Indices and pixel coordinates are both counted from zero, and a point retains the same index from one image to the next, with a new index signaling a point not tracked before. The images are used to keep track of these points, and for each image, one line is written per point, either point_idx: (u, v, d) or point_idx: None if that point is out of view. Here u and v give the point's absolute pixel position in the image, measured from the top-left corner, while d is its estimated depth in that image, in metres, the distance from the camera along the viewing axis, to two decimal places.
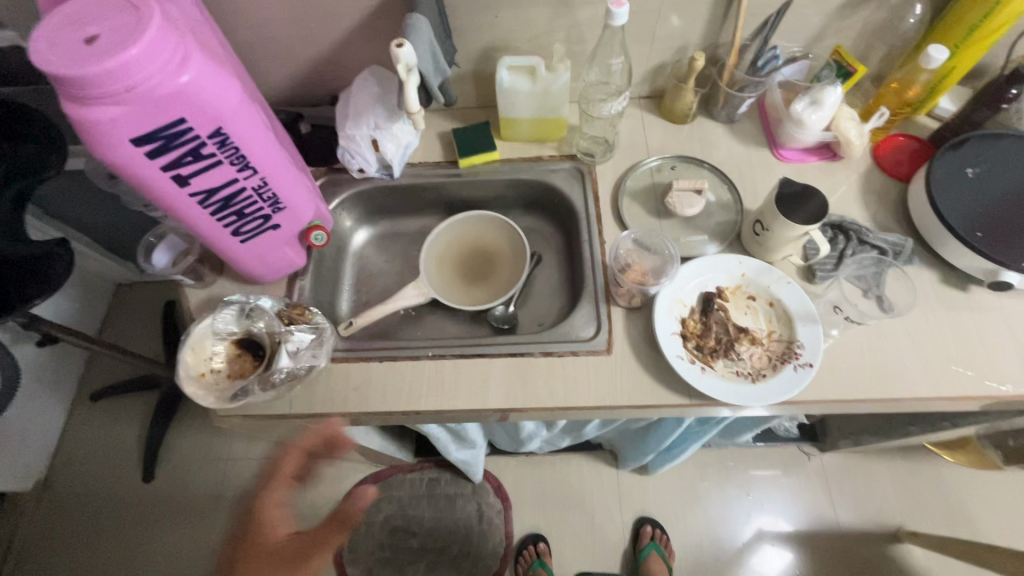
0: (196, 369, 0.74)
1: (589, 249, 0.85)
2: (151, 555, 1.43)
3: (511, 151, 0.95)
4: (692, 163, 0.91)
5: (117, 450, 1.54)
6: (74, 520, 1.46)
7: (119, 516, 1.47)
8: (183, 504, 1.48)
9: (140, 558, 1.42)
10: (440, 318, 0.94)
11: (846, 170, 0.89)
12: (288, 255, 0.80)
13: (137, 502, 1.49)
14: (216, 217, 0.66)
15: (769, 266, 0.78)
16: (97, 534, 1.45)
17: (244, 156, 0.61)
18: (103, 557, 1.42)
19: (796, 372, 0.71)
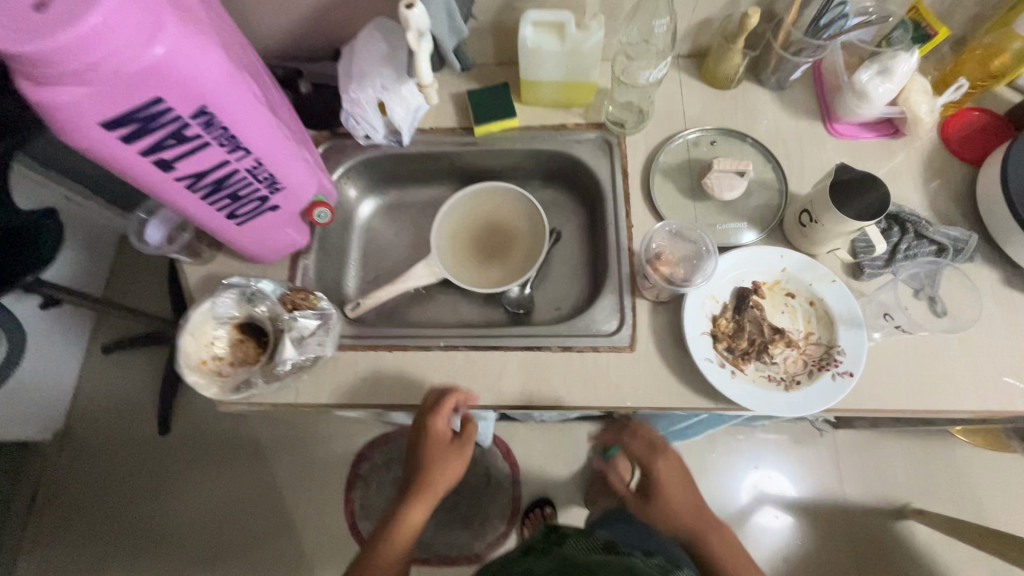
0: (197, 356, 0.71)
1: (615, 234, 0.78)
2: (171, 503, 1.48)
3: (532, 118, 0.86)
4: (734, 137, 0.82)
5: (132, 403, 1.56)
6: (97, 466, 1.51)
7: (137, 465, 1.51)
8: (199, 455, 1.52)
9: (161, 505, 1.48)
10: (452, 298, 0.89)
11: (908, 150, 0.79)
12: (289, 235, 0.74)
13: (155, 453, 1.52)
14: (208, 200, 0.59)
15: (813, 263, 0.71)
16: (118, 481, 1.50)
17: (234, 136, 0.54)
18: (127, 503, 1.48)
19: (834, 382, 0.66)
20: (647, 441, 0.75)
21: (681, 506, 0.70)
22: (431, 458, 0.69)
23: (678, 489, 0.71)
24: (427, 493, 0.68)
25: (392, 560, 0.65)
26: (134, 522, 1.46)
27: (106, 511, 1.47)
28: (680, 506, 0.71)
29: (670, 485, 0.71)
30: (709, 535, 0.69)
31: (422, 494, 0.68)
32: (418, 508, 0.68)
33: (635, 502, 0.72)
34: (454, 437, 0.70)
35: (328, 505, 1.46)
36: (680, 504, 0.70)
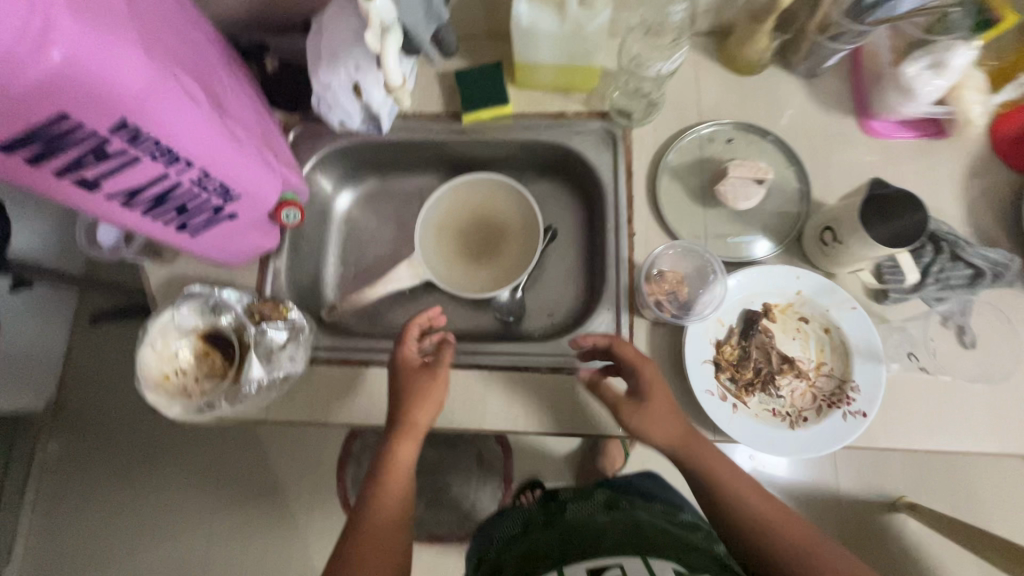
0: (158, 372, 0.66)
1: (614, 241, 0.71)
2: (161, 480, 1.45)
3: (527, 104, 0.77)
4: (754, 133, 0.72)
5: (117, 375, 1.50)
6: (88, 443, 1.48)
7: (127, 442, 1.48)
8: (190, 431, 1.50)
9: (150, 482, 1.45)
10: (438, 300, 0.84)
11: (950, 153, 0.70)
12: (254, 239, 0.67)
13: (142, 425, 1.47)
14: (150, 214, 0.52)
15: (833, 286, 0.64)
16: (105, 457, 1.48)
17: (170, 148, 0.46)
18: (118, 476, 1.46)
19: (845, 422, 0.60)
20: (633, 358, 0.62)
21: (669, 415, 0.60)
22: (404, 380, 0.62)
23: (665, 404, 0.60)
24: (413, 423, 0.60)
25: (392, 501, 0.57)
26: (126, 495, 1.44)
27: (98, 486, 1.45)
28: (667, 417, 0.60)
29: (658, 394, 0.60)
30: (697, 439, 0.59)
31: (409, 425, 0.60)
32: (406, 443, 0.59)
33: (629, 409, 0.59)
34: (426, 362, 0.64)
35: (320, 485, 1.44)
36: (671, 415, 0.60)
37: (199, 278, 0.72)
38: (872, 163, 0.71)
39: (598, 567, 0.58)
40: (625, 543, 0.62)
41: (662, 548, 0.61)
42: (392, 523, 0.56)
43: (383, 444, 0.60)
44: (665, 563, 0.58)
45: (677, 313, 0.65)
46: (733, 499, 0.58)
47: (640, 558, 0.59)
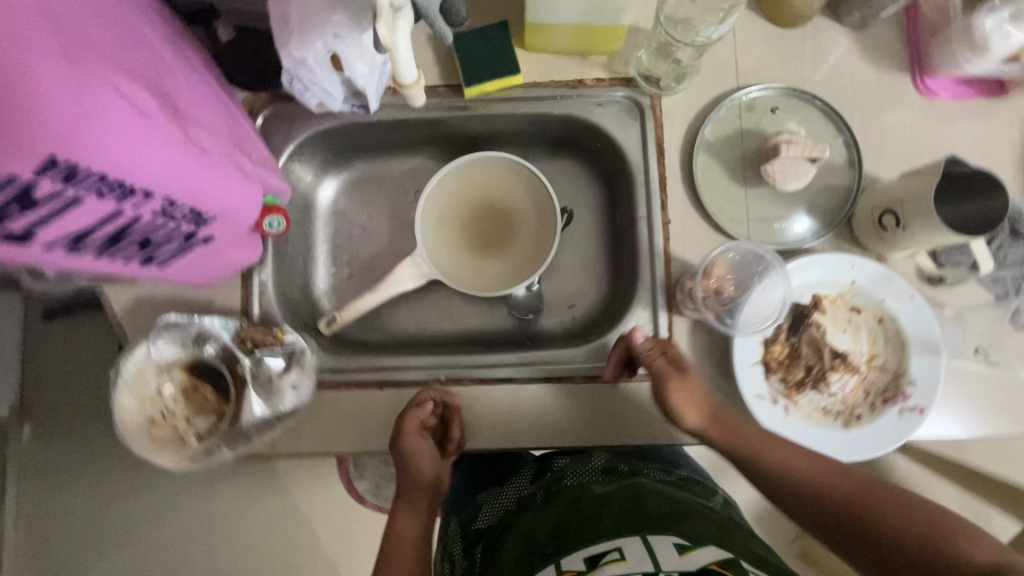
0: (143, 418, 0.58)
1: (647, 229, 0.63)
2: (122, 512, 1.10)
3: (540, 71, 0.66)
4: (798, 98, 0.64)
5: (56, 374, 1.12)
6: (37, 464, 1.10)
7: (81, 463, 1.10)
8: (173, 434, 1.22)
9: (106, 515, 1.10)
10: (446, 297, 0.76)
11: (1009, 114, 0.63)
12: (235, 255, 0.56)
13: (65, 420, 1.11)
14: (105, 254, 0.42)
15: (890, 274, 0.59)
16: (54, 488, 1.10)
17: (122, 181, 0.35)
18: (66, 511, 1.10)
19: (900, 418, 0.57)
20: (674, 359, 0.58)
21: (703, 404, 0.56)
22: (401, 455, 0.60)
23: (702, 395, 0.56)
24: (410, 489, 0.62)
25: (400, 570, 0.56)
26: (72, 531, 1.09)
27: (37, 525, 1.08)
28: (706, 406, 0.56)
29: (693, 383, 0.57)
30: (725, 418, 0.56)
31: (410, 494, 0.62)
32: (408, 510, 0.61)
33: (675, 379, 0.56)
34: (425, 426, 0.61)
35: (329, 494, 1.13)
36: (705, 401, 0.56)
37: (171, 300, 0.62)
38: (928, 129, 0.64)
39: (595, 554, 0.50)
40: (625, 521, 0.53)
41: (661, 520, 0.53)
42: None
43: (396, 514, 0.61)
44: (664, 537, 0.50)
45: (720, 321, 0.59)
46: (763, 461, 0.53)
47: (640, 537, 0.51)
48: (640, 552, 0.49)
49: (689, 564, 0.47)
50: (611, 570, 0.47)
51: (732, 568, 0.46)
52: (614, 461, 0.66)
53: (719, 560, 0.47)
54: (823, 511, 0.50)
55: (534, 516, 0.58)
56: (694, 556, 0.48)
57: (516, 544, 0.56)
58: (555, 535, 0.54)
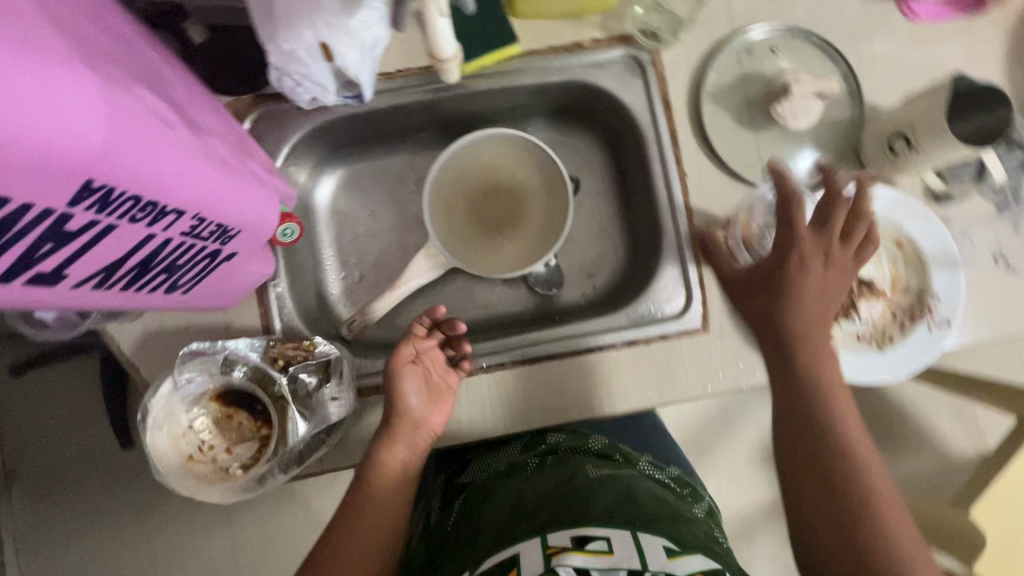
0: (179, 454, 0.55)
1: (664, 185, 0.63)
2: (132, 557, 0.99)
3: (535, 38, 0.64)
4: (792, 36, 0.64)
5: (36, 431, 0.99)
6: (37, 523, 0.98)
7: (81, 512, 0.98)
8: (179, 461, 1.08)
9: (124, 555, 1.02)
10: (464, 283, 0.74)
11: (990, 28, 0.66)
12: (252, 271, 0.53)
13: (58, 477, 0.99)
14: (131, 287, 0.38)
15: (904, 197, 0.61)
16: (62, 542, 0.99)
17: (151, 201, 0.32)
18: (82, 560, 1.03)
19: (930, 333, 0.60)
20: (824, 228, 0.56)
21: (816, 294, 0.55)
22: (392, 381, 0.57)
23: (820, 286, 0.55)
24: (400, 427, 0.56)
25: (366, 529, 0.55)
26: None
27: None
28: (814, 297, 0.55)
29: (818, 262, 0.55)
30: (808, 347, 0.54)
31: (398, 431, 0.56)
32: (400, 447, 0.56)
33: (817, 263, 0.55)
34: (417, 357, 0.58)
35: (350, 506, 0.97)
36: (818, 290, 0.55)
37: (186, 328, 0.58)
38: (916, 52, 0.65)
39: (582, 535, 0.44)
40: (615, 511, 0.47)
41: (654, 517, 0.47)
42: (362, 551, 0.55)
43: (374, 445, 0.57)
44: (655, 536, 0.44)
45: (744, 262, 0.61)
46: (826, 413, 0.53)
47: (630, 530, 0.45)
48: (628, 547, 0.43)
49: (676, 569, 0.40)
50: (591, 561, 0.41)
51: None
52: (609, 446, 0.61)
53: (707, 567, 0.42)
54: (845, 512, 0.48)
55: (523, 481, 0.56)
56: (682, 562, 0.41)
57: (497, 513, 0.53)
58: (545, 506, 0.50)
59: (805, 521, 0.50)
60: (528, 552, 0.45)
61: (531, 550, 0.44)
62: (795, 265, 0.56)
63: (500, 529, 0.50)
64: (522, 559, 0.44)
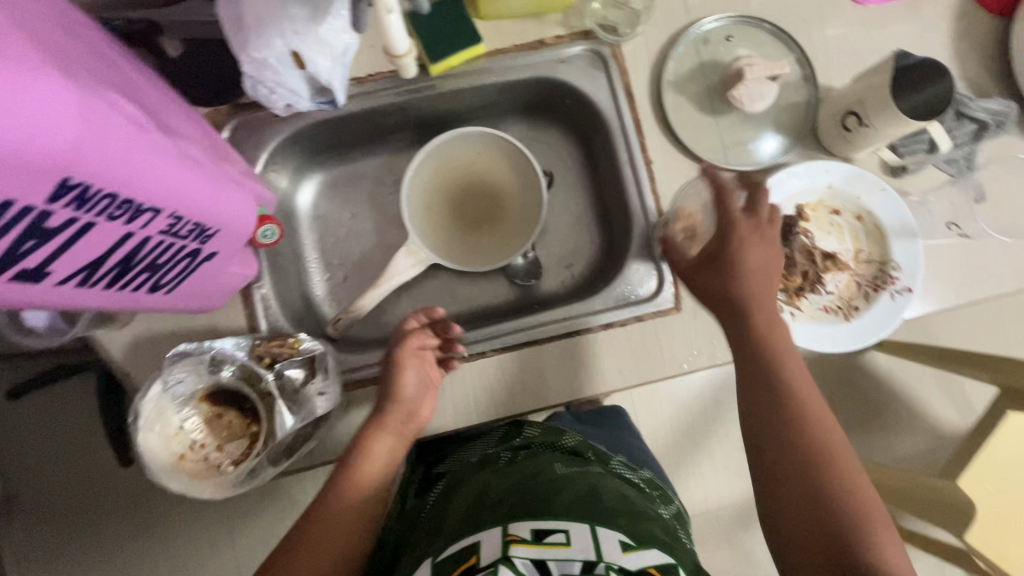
0: (171, 454, 0.56)
1: (630, 172, 0.66)
2: None
3: (499, 38, 0.66)
4: (746, 24, 0.67)
5: None
6: None
7: None
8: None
9: None
10: (446, 279, 0.76)
11: (935, 7, 0.68)
12: (235, 271, 0.55)
13: None
14: (115, 286, 0.40)
15: (861, 172, 0.63)
16: None
17: (128, 198, 0.34)
18: None
19: (893, 301, 0.62)
20: (750, 209, 0.54)
21: (759, 273, 0.53)
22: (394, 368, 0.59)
23: (758, 262, 0.53)
24: (391, 412, 0.57)
25: (328, 525, 0.52)
26: None
27: None
28: (748, 284, 0.52)
29: (754, 238, 0.53)
30: (754, 320, 0.53)
31: (388, 415, 0.57)
32: (383, 432, 0.57)
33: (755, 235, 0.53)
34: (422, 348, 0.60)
35: None
36: (754, 265, 0.53)
37: (174, 332, 0.60)
38: (866, 34, 0.68)
39: (543, 527, 0.41)
40: (577, 505, 0.43)
41: (616, 511, 0.44)
42: (325, 550, 0.52)
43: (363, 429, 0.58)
44: (612, 529, 0.41)
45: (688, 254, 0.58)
46: (788, 401, 0.51)
47: (589, 524, 0.41)
48: (585, 538, 0.40)
49: (629, 563, 0.38)
50: (550, 552, 0.39)
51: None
52: (585, 445, 0.55)
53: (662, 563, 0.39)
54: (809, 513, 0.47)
55: (490, 474, 0.51)
56: (637, 555, 0.39)
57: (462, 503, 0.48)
58: (507, 501, 0.45)
59: (774, 510, 0.49)
60: (488, 542, 0.41)
61: (492, 539, 0.41)
62: (732, 243, 0.53)
63: (459, 523, 0.45)
64: (481, 547, 0.40)
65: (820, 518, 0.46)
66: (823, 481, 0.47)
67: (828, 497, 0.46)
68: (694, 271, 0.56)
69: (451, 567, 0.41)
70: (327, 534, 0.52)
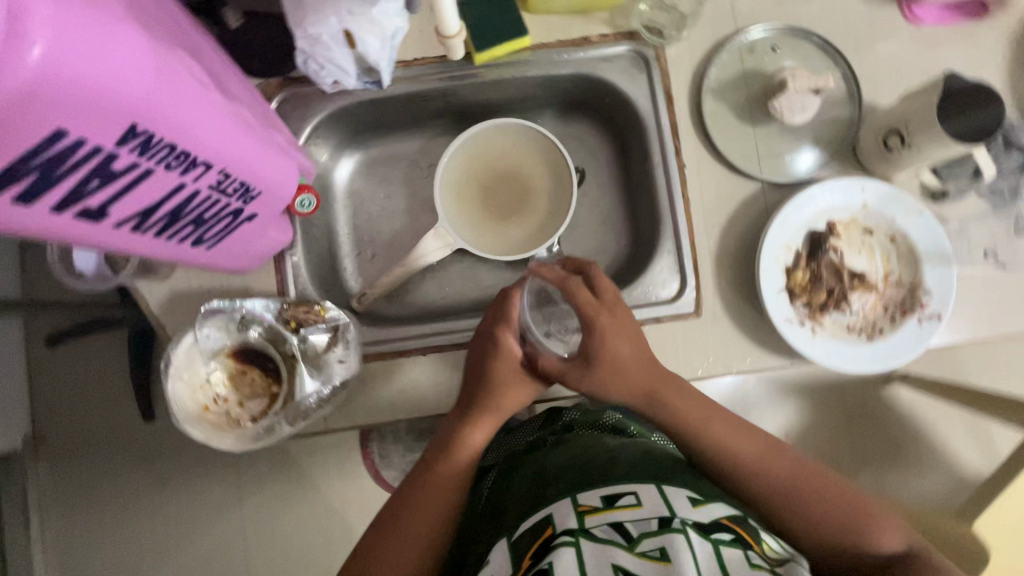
0: (196, 404, 0.59)
1: (662, 174, 0.66)
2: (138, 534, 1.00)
3: (544, 33, 0.68)
4: (794, 36, 0.67)
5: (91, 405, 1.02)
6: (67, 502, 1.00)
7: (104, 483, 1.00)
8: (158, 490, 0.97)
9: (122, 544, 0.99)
10: (470, 265, 0.78)
11: (993, 32, 0.67)
12: (270, 237, 0.58)
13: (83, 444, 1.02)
14: (163, 234, 0.42)
15: (898, 193, 0.62)
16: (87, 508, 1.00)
17: (185, 152, 0.37)
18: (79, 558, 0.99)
19: (919, 327, 0.61)
20: (593, 295, 0.54)
21: (632, 346, 0.54)
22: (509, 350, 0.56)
23: (631, 341, 0.54)
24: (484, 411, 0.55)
25: (420, 522, 0.50)
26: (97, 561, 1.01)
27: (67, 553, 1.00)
28: (628, 367, 0.53)
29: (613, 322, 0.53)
30: (671, 397, 0.54)
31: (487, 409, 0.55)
32: (476, 430, 0.55)
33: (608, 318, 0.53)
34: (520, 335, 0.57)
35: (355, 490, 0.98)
36: (631, 350, 0.53)
37: (208, 290, 0.63)
38: (918, 56, 0.67)
39: (611, 493, 0.46)
40: (640, 469, 0.49)
41: (675, 473, 0.50)
42: (416, 543, 0.50)
43: (451, 426, 0.56)
44: (679, 488, 0.47)
45: (560, 352, 0.58)
46: (742, 425, 0.54)
47: (656, 485, 0.47)
48: (656, 499, 0.45)
49: (702, 517, 0.43)
50: (623, 515, 0.43)
51: (743, 527, 0.44)
52: (625, 420, 0.61)
53: (731, 514, 0.45)
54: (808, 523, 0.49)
55: (541, 459, 0.55)
56: (707, 510, 0.44)
57: (524, 484, 0.52)
58: (568, 478, 0.50)
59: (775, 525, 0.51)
60: (561, 512, 0.46)
61: (563, 509, 0.46)
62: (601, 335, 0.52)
63: (525, 510, 0.49)
64: (555, 518, 0.45)
65: (815, 523, 0.49)
66: (805, 492, 0.50)
67: (811, 504, 0.50)
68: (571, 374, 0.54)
69: (531, 539, 0.45)
70: (417, 525, 0.50)
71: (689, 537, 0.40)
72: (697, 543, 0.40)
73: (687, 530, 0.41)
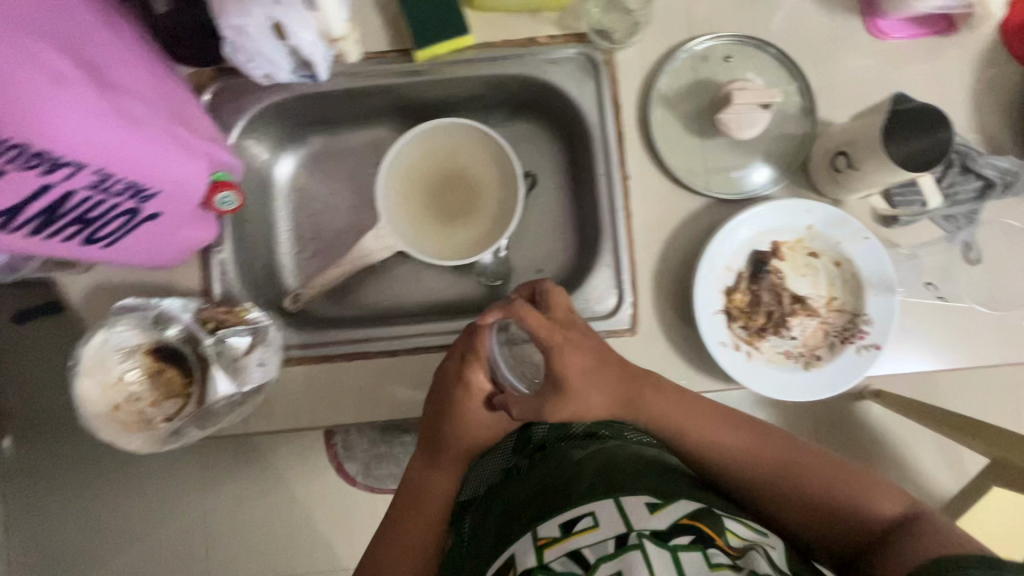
0: (105, 402, 0.57)
1: (605, 184, 0.63)
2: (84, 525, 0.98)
3: (491, 32, 0.65)
4: (750, 47, 0.64)
5: None
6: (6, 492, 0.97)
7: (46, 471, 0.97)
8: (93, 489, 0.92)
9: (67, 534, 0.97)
10: (414, 267, 0.75)
11: (958, 50, 0.64)
12: (187, 234, 0.56)
13: None
14: (40, 235, 0.41)
15: (844, 216, 0.60)
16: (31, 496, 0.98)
17: (43, 151, 0.35)
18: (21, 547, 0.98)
19: (859, 356, 0.59)
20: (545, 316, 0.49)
21: (585, 361, 0.48)
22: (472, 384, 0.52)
23: (585, 357, 0.48)
24: (451, 454, 0.55)
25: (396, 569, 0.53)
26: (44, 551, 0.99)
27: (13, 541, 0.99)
28: (600, 380, 0.48)
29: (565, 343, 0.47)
30: (650, 398, 0.50)
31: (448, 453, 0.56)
32: (441, 474, 0.56)
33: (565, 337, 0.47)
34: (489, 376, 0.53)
35: (305, 487, 0.97)
36: (588, 368, 0.48)
37: (130, 284, 0.61)
38: (879, 73, 0.64)
39: (569, 519, 0.43)
40: (599, 483, 0.46)
41: (639, 479, 0.47)
42: None
43: (416, 471, 0.57)
44: (635, 495, 0.44)
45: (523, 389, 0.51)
46: (712, 418, 0.51)
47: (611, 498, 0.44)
48: (613, 516, 0.42)
49: (659, 523, 0.40)
50: (583, 539, 0.41)
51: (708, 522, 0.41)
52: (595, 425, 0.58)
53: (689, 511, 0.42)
54: (807, 505, 0.47)
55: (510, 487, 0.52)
56: (665, 513, 0.41)
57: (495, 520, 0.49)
58: (537, 504, 0.47)
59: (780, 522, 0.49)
60: (522, 548, 0.43)
61: (523, 547, 0.43)
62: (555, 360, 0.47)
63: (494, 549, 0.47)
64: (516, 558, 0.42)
65: (815, 505, 0.47)
66: (794, 478, 0.48)
67: (807, 483, 0.48)
68: (550, 402, 0.47)
69: None
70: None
71: (646, 551, 0.38)
72: (654, 555, 0.37)
73: (644, 543, 0.38)
